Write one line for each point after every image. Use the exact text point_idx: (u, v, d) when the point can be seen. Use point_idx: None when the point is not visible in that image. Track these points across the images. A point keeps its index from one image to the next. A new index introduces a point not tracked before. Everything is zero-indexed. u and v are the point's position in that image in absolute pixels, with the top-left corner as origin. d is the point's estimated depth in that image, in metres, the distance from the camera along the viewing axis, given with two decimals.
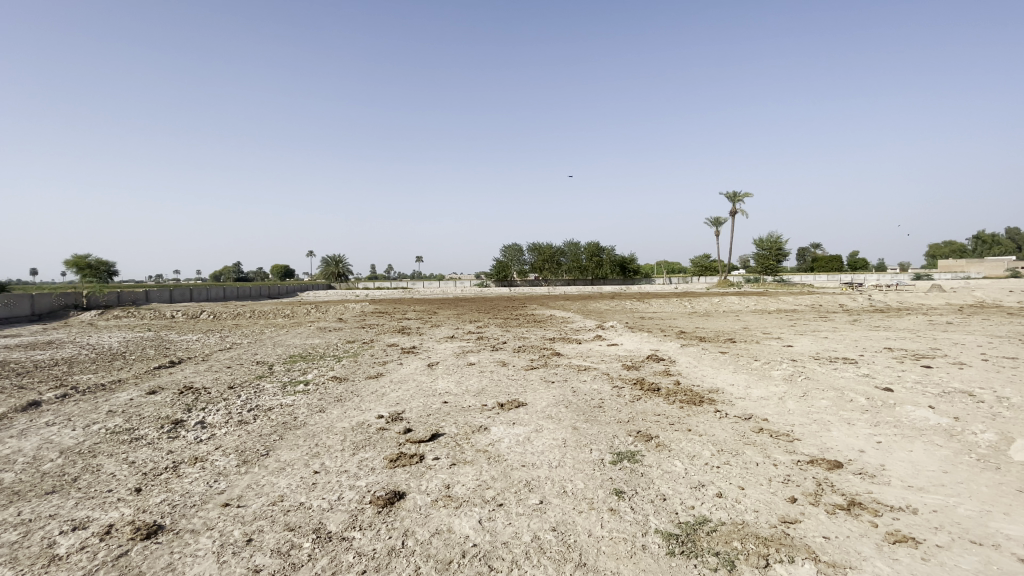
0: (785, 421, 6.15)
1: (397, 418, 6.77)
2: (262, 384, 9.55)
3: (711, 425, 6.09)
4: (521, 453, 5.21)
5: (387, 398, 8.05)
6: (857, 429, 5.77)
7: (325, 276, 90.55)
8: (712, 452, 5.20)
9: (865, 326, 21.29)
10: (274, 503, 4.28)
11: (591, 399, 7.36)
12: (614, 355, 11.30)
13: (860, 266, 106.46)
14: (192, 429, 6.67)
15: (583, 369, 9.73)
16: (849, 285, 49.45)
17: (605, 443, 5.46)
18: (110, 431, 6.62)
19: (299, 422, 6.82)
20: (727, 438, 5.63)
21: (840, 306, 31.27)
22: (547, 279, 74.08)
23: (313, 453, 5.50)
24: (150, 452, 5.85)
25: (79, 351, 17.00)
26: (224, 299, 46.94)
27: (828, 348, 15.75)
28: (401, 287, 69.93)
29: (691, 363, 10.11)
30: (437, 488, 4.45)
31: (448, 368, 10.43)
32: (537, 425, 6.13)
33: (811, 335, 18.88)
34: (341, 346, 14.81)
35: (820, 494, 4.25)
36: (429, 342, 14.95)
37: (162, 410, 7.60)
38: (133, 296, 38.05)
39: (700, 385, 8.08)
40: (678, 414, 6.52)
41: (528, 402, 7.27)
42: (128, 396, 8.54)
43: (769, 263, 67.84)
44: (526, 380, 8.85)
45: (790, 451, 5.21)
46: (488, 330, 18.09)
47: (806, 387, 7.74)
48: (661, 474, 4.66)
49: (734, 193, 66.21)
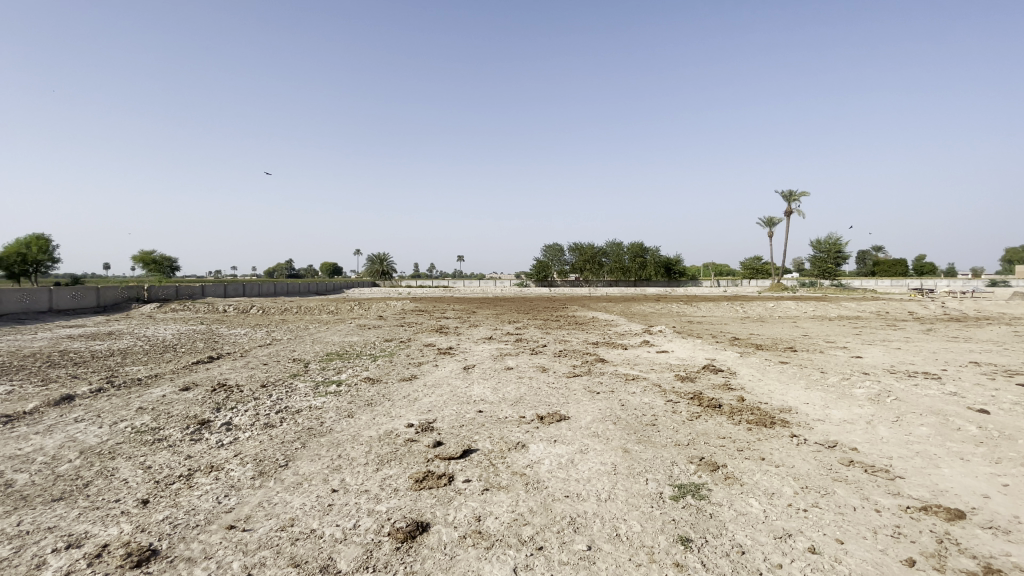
0: (879, 453, 5.20)
1: (428, 428, 6.21)
2: (294, 383, 9.24)
3: (789, 453, 5.21)
4: (563, 480, 4.51)
5: (419, 404, 7.53)
6: (975, 468, 4.74)
7: (370, 273, 92.84)
8: (796, 491, 4.34)
9: (942, 337, 19.25)
10: (283, 529, 3.77)
11: (643, 415, 6.56)
12: (664, 364, 10.41)
13: (927, 271, 99.22)
14: (216, 432, 6.34)
15: (631, 378, 8.89)
16: (917, 291, 45.83)
17: (662, 472, 4.68)
18: (134, 430, 6.37)
19: (325, 428, 6.36)
20: (810, 471, 4.74)
21: (910, 313, 28.75)
22: (589, 281, 72.88)
23: (333, 466, 5.01)
24: (168, 456, 5.51)
25: (133, 343, 17.51)
26: (274, 296, 48.31)
27: (904, 361, 14.16)
28: (443, 286, 70.18)
29: (752, 375, 9.10)
30: (466, 520, 3.82)
31: (485, 372, 9.81)
32: (582, 445, 5.42)
33: (881, 345, 17.15)
34: (378, 345, 14.48)
35: (944, 556, 3.33)
36: (467, 344, 14.41)
37: (191, 409, 7.35)
38: (192, 289, 39.69)
39: (768, 403, 7.11)
40: (747, 438, 5.63)
41: (571, 416, 6.56)
42: (161, 391, 8.40)
43: (826, 266, 63.79)
44: (568, 389, 8.15)
45: (894, 494, 4.28)
46: (529, 332, 17.45)
47: (897, 411, 6.64)
48: (735, 517, 3.87)
49: (790, 193, 62.55)
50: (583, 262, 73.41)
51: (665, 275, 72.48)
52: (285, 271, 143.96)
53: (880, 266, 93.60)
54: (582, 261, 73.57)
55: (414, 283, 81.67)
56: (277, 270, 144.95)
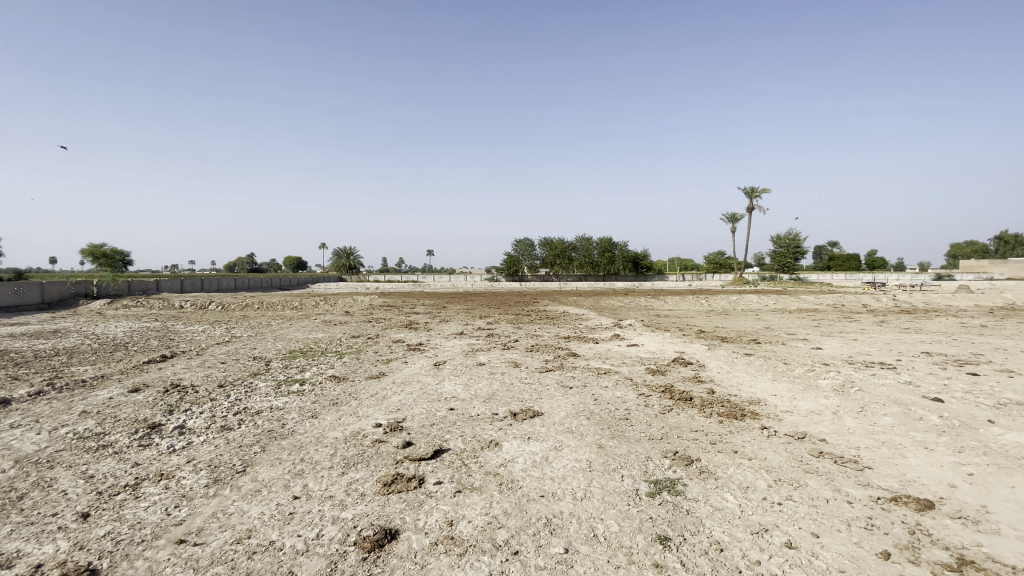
0: (847, 444, 5.27)
1: (397, 427, 5.98)
2: (254, 383, 8.80)
3: (761, 445, 5.23)
4: (538, 479, 4.38)
5: (387, 403, 7.26)
6: (938, 457, 4.85)
7: (337, 268, 90.75)
8: (770, 484, 4.33)
9: (894, 328, 20.10)
10: (238, 542, 3.50)
11: (617, 410, 6.49)
12: (636, 357, 10.43)
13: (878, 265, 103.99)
14: (168, 436, 5.93)
15: (603, 373, 8.84)
16: (870, 285, 47.79)
17: (638, 468, 4.61)
18: (77, 436, 5.89)
19: (287, 431, 6.04)
20: (782, 463, 4.76)
21: (864, 306, 29.99)
22: (558, 275, 73.26)
23: (295, 471, 4.73)
24: (114, 463, 5.10)
25: (80, 341, 16.47)
26: (235, 290, 46.57)
27: (861, 352, 14.69)
28: (413, 280, 69.29)
29: (722, 368, 9.19)
30: (438, 525, 3.64)
31: (456, 369, 9.59)
32: (556, 441, 5.30)
33: (839, 337, 17.77)
34: (345, 342, 14.05)
35: (917, 548, 3.35)
36: (437, 339, 14.15)
37: (141, 412, 6.88)
38: (146, 285, 37.77)
39: (738, 396, 7.16)
40: (719, 431, 5.64)
41: (545, 412, 6.44)
42: (108, 393, 7.84)
43: (786, 260, 65.99)
44: (541, 384, 8.04)
45: (864, 485, 4.32)
46: (500, 326, 17.30)
47: (862, 401, 6.79)
48: (711, 513, 3.82)
49: (752, 189, 64.20)
50: (553, 257, 73.64)
51: (633, 269, 73.53)
52: (248, 265, 139.46)
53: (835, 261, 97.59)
54: (552, 255, 73.81)
55: (382, 277, 80.25)
56: (238, 265, 140.17)
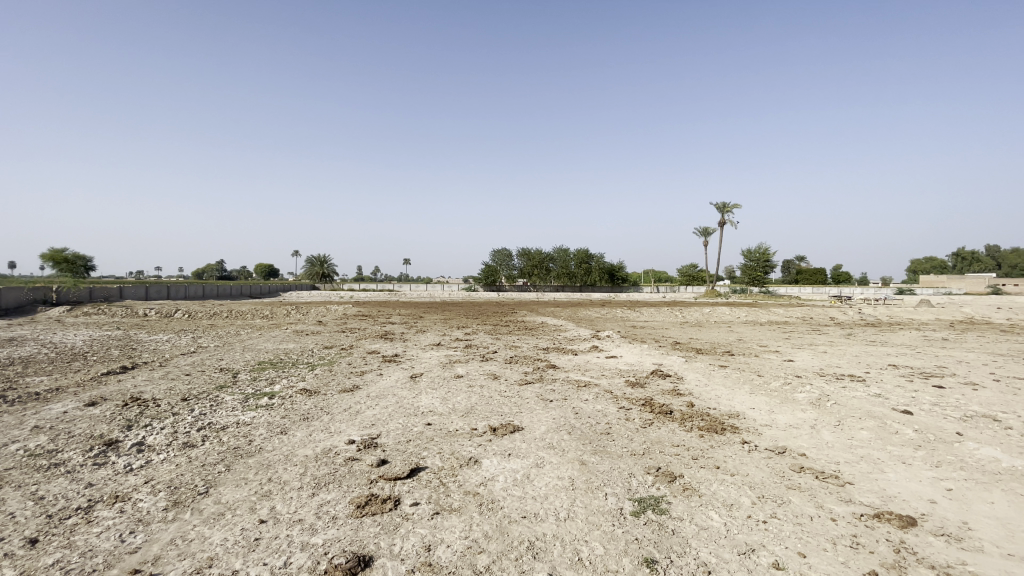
0: (827, 458, 5.28)
1: (371, 444, 5.75)
2: (221, 396, 8.39)
3: (743, 460, 5.19)
4: (520, 499, 4.22)
5: (361, 417, 7.01)
6: (916, 472, 4.89)
7: (310, 276, 88.97)
8: (753, 501, 4.28)
9: (861, 341, 20.68)
10: (198, 573, 3.24)
11: (597, 424, 6.39)
12: (615, 369, 10.39)
13: (844, 279, 107.51)
14: (126, 454, 5.56)
15: (583, 385, 8.75)
16: (837, 298, 49.22)
17: (621, 485, 4.50)
18: (25, 453, 5.47)
19: (255, 448, 5.74)
20: (765, 479, 4.72)
21: (832, 319, 30.83)
22: (535, 285, 73.44)
23: (263, 492, 4.46)
24: (65, 483, 4.71)
25: (35, 350, 15.59)
26: (204, 298, 45.22)
27: (831, 364, 14.99)
28: (389, 289, 68.39)
29: (700, 380, 9.20)
30: (415, 551, 3.45)
31: (433, 381, 9.37)
32: (537, 458, 5.16)
33: (809, 349, 18.16)
34: (318, 353, 13.63)
35: (903, 567, 3.32)
36: (413, 350, 13.87)
37: (97, 428, 6.45)
38: (108, 291, 36.22)
39: (718, 409, 7.15)
40: (701, 446, 5.58)
41: (525, 426, 6.29)
42: (62, 407, 7.35)
43: (756, 274, 67.63)
44: (520, 398, 7.89)
45: (846, 502, 4.31)
46: (478, 337, 17.10)
47: (838, 415, 6.86)
48: (697, 532, 3.73)
49: (725, 204, 65.71)
50: (530, 267, 73.75)
51: (610, 281, 74.23)
52: (217, 272, 135.66)
53: (802, 275, 100.56)
54: (529, 266, 73.90)
55: (357, 286, 79.01)
56: (207, 272, 136.26)
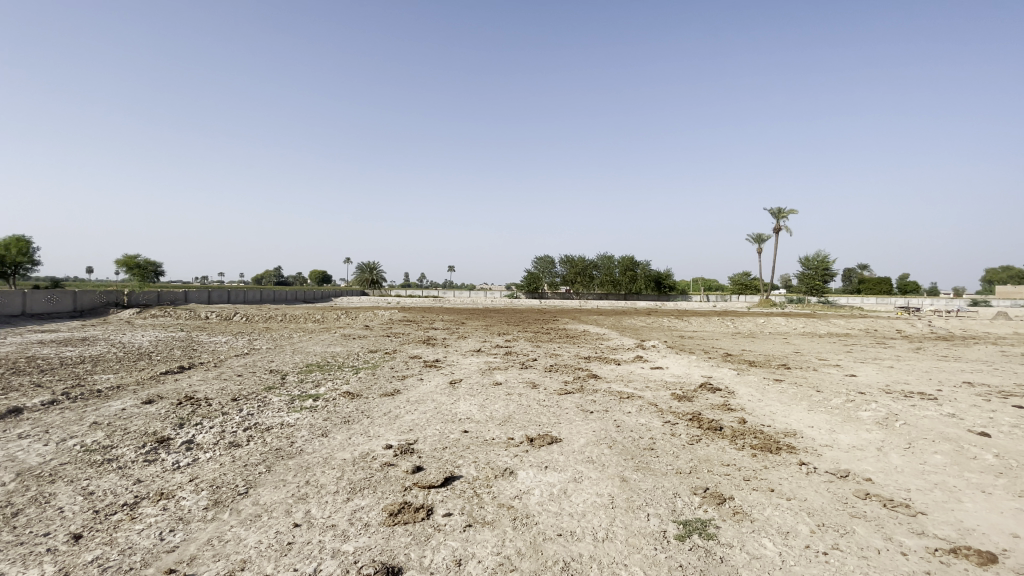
0: (896, 485, 4.79)
1: (408, 450, 5.71)
2: (268, 397, 8.64)
3: (800, 484, 4.79)
4: (556, 515, 4.04)
5: (400, 422, 7.02)
6: (1000, 503, 4.36)
7: (359, 282, 91.88)
8: (812, 529, 3.91)
9: (932, 356, 19.10)
10: None
11: (640, 438, 6.11)
12: (660, 381, 9.99)
13: (911, 289, 100.66)
14: (175, 452, 5.76)
15: (625, 397, 8.43)
16: (905, 309, 45.92)
17: (664, 506, 4.23)
18: (83, 448, 5.77)
19: (295, 449, 5.82)
20: (825, 506, 4.32)
21: (898, 331, 28.79)
22: (579, 293, 72.77)
23: (299, 495, 4.48)
24: (116, 479, 4.92)
25: (107, 349, 16.74)
26: (260, 302, 47.43)
27: (898, 380, 13.90)
28: (434, 296, 69.56)
29: (752, 395, 8.69)
30: (444, 565, 3.33)
31: (472, 388, 9.30)
32: (575, 472, 4.96)
33: (873, 364, 16.90)
34: (362, 357, 13.90)
35: None
36: (454, 356, 13.90)
37: (151, 425, 6.75)
38: (175, 295, 38.64)
39: (771, 427, 6.68)
40: (753, 466, 5.21)
41: (563, 438, 6.09)
42: (121, 405, 7.76)
43: (813, 283, 64.22)
44: (559, 407, 7.69)
45: (918, 534, 3.87)
46: (518, 344, 16.97)
47: (908, 436, 6.26)
48: (747, 562, 3.43)
49: (779, 210, 62.95)
50: (574, 275, 73.14)
51: (655, 289, 72.56)
52: (274, 278, 142.57)
53: (864, 284, 94.96)
54: (573, 273, 73.13)
55: (403, 292, 80.86)
56: (265, 277, 143.57)
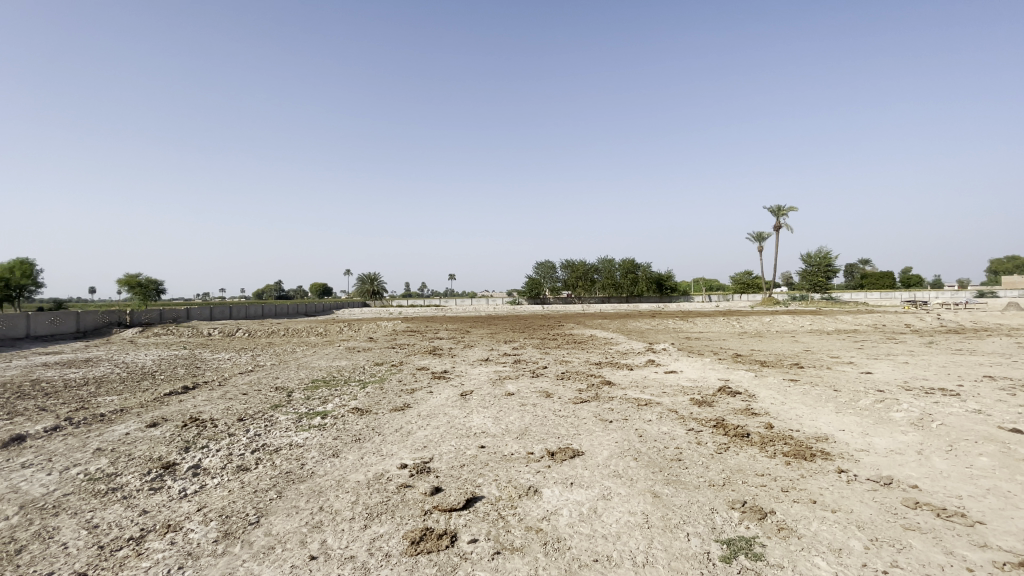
0: (945, 492, 4.52)
1: (424, 469, 5.45)
2: (275, 416, 8.39)
3: (842, 493, 4.53)
4: (589, 538, 3.78)
5: (413, 439, 6.76)
6: None
7: (360, 293, 91.76)
8: (867, 546, 3.64)
9: (945, 350, 18.75)
10: None
11: (666, 448, 5.84)
12: (677, 386, 9.71)
13: (913, 283, 100.41)
14: (182, 478, 5.51)
15: (643, 404, 8.17)
16: (911, 303, 45.59)
17: (703, 524, 3.96)
18: (87, 477, 5.51)
19: (306, 472, 5.57)
20: (874, 518, 4.06)
21: (908, 326, 28.47)
22: (581, 297, 72.57)
23: (314, 523, 4.23)
24: (121, 510, 4.66)
25: (111, 370, 16.44)
26: (262, 317, 47.09)
27: (916, 376, 13.57)
28: (436, 304, 69.28)
29: (774, 398, 8.40)
30: None
31: (484, 399, 9.03)
32: (603, 488, 4.70)
33: (887, 360, 16.59)
34: (369, 370, 13.62)
35: None
36: (462, 366, 13.61)
37: (156, 450, 6.49)
38: (177, 313, 38.40)
39: (801, 432, 6.41)
40: (789, 475, 4.94)
41: (586, 451, 5.82)
42: (124, 429, 7.50)
43: (817, 279, 63.83)
44: (578, 418, 7.42)
45: (982, 546, 3.60)
46: (526, 352, 16.70)
47: (947, 438, 5.97)
48: None
49: (779, 207, 62.65)
50: (575, 279, 72.89)
51: (658, 291, 72.25)
52: (275, 292, 142.64)
53: (867, 280, 94.56)
54: (574, 277, 72.66)
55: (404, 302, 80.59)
56: (266, 291, 143.80)
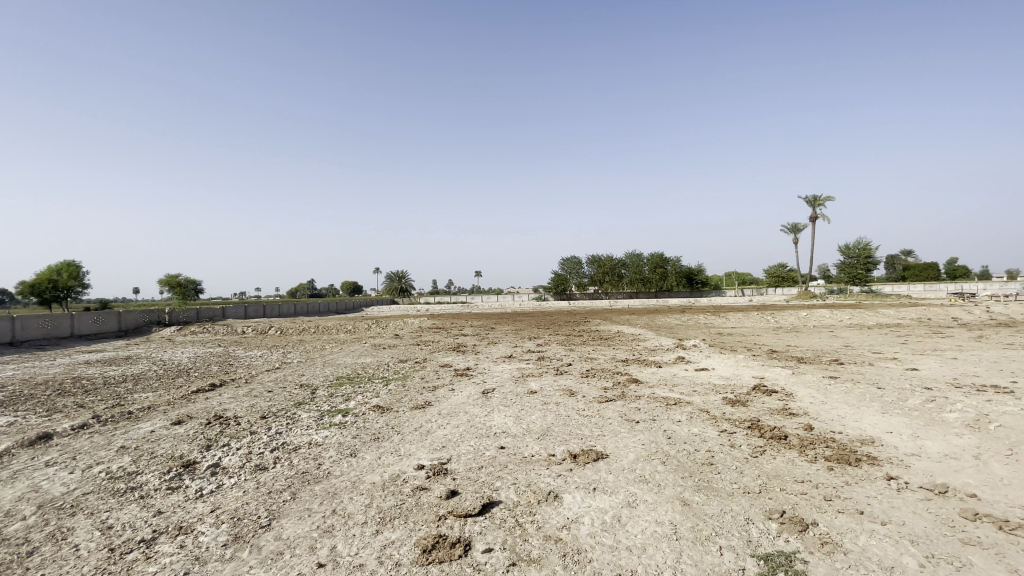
0: (1009, 502, 4.07)
1: (441, 471, 5.26)
2: (297, 414, 8.36)
3: (892, 503, 4.12)
4: (612, 549, 3.51)
5: (432, 438, 6.59)
6: None
7: (388, 290, 93.05)
8: (922, 564, 3.26)
9: (997, 344, 17.60)
10: None
11: (696, 451, 5.50)
12: (707, 384, 9.28)
13: (960, 274, 95.67)
14: (199, 478, 5.47)
15: (672, 403, 7.81)
16: (959, 295, 43.32)
17: (737, 536, 3.63)
18: (108, 476, 5.54)
19: (322, 473, 5.45)
20: (930, 532, 3.65)
21: (956, 319, 26.96)
22: (609, 292, 71.75)
23: (325, 528, 4.08)
24: (136, 510, 4.62)
25: (147, 368, 16.93)
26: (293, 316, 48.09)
27: (966, 372, 12.73)
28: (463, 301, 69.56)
29: (813, 397, 7.90)
30: None
31: (506, 398, 8.80)
32: (629, 495, 4.41)
33: (934, 356, 15.66)
34: (393, 367, 13.60)
35: None
36: (486, 363, 13.43)
37: (178, 448, 6.51)
38: (212, 312, 39.51)
39: (843, 434, 5.97)
40: (832, 482, 4.55)
41: (610, 454, 5.53)
42: (150, 427, 7.58)
43: (855, 271, 61.44)
44: (602, 418, 7.13)
45: None
46: (551, 348, 16.43)
47: (1007, 441, 5.44)
48: None
49: (815, 198, 60.40)
50: (602, 274, 72.07)
51: (688, 285, 70.76)
52: (307, 290, 146.12)
53: (910, 271, 90.50)
54: (600, 272, 71.73)
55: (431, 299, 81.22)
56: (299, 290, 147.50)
